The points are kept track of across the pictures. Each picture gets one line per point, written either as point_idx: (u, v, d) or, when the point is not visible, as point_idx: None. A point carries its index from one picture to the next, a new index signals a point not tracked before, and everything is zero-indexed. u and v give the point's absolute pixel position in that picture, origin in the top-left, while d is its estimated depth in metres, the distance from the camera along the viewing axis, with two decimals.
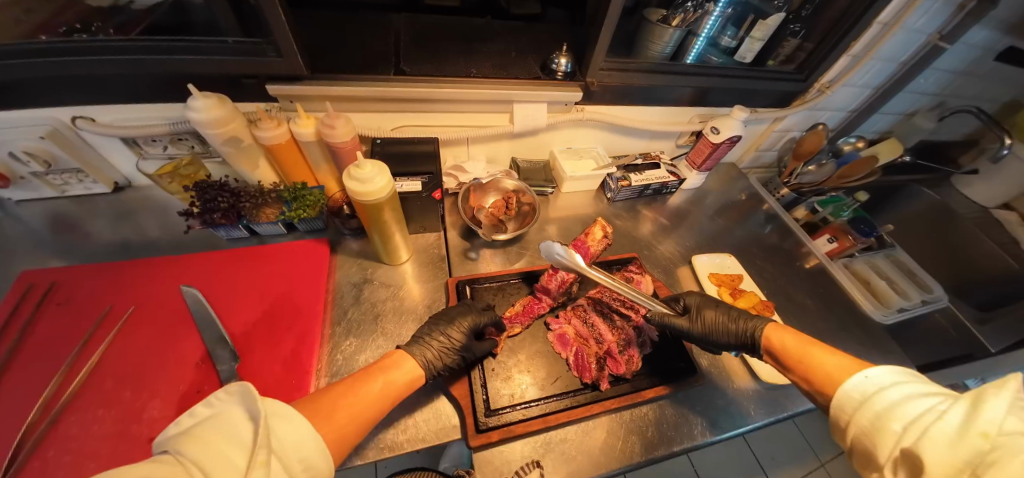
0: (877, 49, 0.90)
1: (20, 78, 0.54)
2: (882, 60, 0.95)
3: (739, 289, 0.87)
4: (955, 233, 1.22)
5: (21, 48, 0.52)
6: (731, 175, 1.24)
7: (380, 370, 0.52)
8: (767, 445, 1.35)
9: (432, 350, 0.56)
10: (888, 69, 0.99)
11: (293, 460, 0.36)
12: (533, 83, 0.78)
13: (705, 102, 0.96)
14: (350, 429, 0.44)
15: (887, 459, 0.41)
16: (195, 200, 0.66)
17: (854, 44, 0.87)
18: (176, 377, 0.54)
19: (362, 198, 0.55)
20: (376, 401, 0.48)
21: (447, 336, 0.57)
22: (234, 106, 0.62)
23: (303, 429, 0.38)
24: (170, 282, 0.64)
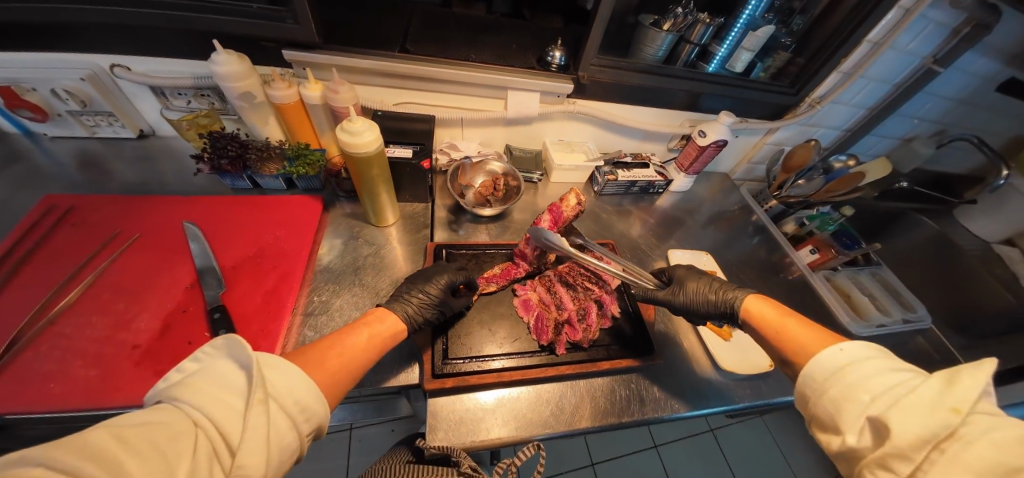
0: (866, 67, 0.92)
1: (70, 22, 0.62)
2: (873, 80, 0.97)
3: None
4: (955, 267, 1.16)
5: None
6: (724, 185, 1.27)
7: (364, 324, 0.54)
8: (747, 468, 1.30)
9: (411, 306, 0.58)
10: (881, 90, 1.01)
11: (289, 403, 0.38)
12: (527, 73, 0.84)
13: (696, 107, 1.00)
14: (339, 378, 0.45)
15: (851, 426, 0.40)
16: (208, 146, 0.72)
17: (844, 60, 0.90)
18: (165, 296, 0.59)
19: (352, 149, 0.60)
20: (361, 350, 0.50)
21: (425, 293, 0.60)
22: (252, 65, 0.69)
23: (297, 376, 0.40)
24: (173, 216, 0.70)
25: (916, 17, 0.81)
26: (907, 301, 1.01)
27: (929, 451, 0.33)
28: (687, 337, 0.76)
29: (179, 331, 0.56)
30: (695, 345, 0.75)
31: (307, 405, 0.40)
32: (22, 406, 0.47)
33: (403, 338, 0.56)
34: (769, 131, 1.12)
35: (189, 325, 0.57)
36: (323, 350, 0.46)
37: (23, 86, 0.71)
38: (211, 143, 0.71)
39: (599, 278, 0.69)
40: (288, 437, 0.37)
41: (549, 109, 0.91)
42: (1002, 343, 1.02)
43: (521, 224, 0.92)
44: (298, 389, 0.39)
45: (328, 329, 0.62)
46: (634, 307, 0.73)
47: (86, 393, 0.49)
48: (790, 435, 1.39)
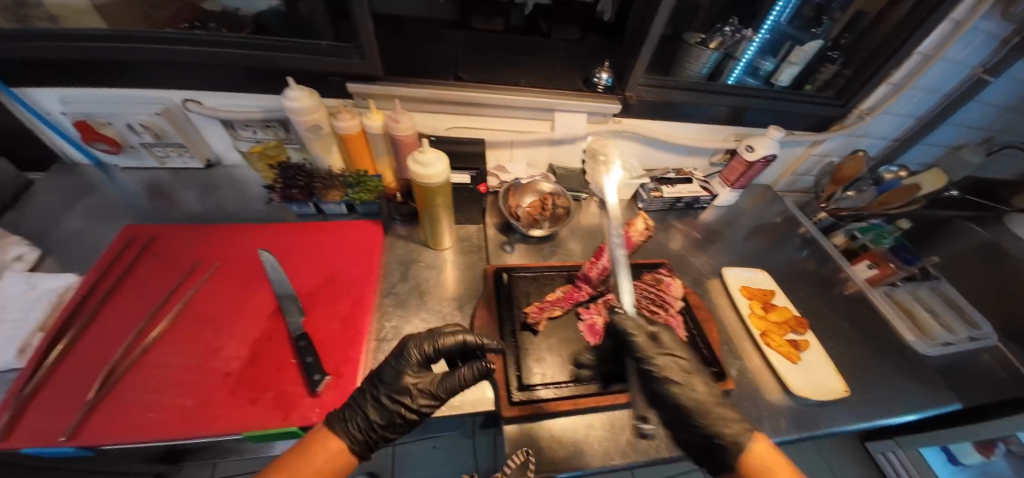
0: (918, 77, 0.89)
1: (143, 61, 0.66)
2: (924, 90, 0.95)
3: (771, 304, 0.87)
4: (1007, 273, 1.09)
5: (155, 36, 0.65)
6: (766, 197, 1.24)
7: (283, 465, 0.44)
8: None
9: (372, 414, 0.52)
10: (930, 99, 0.98)
11: None
12: (576, 94, 0.85)
13: (742, 121, 0.98)
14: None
15: None
16: (279, 177, 0.76)
17: (894, 72, 0.89)
18: (250, 324, 0.62)
19: (421, 180, 0.62)
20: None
21: (389, 391, 0.53)
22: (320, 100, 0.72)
23: None
24: (250, 244, 0.73)
25: (969, 28, 0.79)
26: (971, 318, 0.97)
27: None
28: (751, 359, 0.78)
29: (266, 359, 0.58)
30: (764, 371, 0.76)
31: None
32: (125, 435, 0.49)
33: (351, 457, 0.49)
34: (814, 143, 1.09)
35: (275, 352, 0.59)
36: None
37: (99, 121, 0.75)
38: (283, 174, 0.75)
39: (663, 302, 0.71)
40: None
41: (595, 128, 0.92)
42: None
43: (569, 242, 0.93)
44: None
45: None
46: (697, 330, 0.73)
47: (182, 422, 0.51)
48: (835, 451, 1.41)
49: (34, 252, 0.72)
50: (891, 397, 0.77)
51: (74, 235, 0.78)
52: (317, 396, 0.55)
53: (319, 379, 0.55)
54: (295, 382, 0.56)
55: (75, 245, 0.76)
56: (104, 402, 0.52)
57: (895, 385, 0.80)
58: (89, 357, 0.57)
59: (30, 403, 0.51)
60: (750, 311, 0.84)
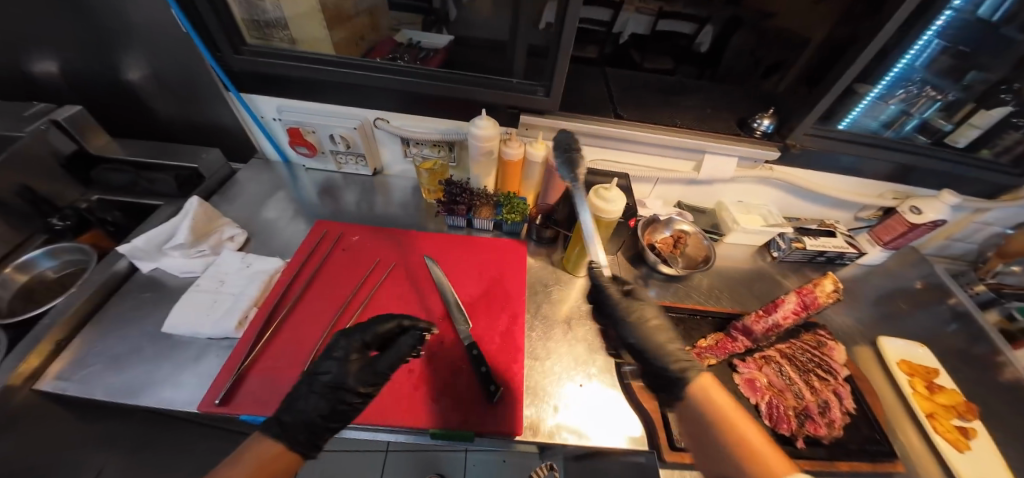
0: None
1: (367, 85, 0.81)
2: None
3: (935, 384, 0.78)
4: None
5: (389, 68, 0.79)
6: (912, 258, 1.06)
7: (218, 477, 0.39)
8: None
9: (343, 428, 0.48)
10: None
11: None
12: (731, 138, 0.85)
13: (907, 180, 0.91)
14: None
15: None
16: (444, 191, 0.85)
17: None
18: (424, 325, 0.68)
19: (596, 214, 0.65)
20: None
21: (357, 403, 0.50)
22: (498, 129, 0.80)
23: None
24: (415, 250, 0.82)
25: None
26: None
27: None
28: (916, 446, 0.68)
29: (441, 362, 0.64)
30: (931, 462, 0.66)
31: None
32: None
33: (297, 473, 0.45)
34: (979, 210, 0.97)
35: (448, 356, 0.64)
36: None
37: (307, 129, 0.91)
38: (449, 190, 0.85)
39: (830, 368, 0.66)
40: None
41: (743, 174, 0.90)
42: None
43: (699, 283, 0.91)
44: None
45: (553, 375, 0.66)
46: (867, 404, 0.66)
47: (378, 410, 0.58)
48: None
49: (242, 234, 0.86)
50: None
51: (271, 222, 0.93)
52: (491, 405, 0.59)
53: (495, 390, 0.59)
54: (468, 388, 0.61)
55: (273, 231, 0.91)
56: None
57: None
58: (296, 335, 0.67)
59: (259, 368, 0.62)
60: (913, 390, 0.75)
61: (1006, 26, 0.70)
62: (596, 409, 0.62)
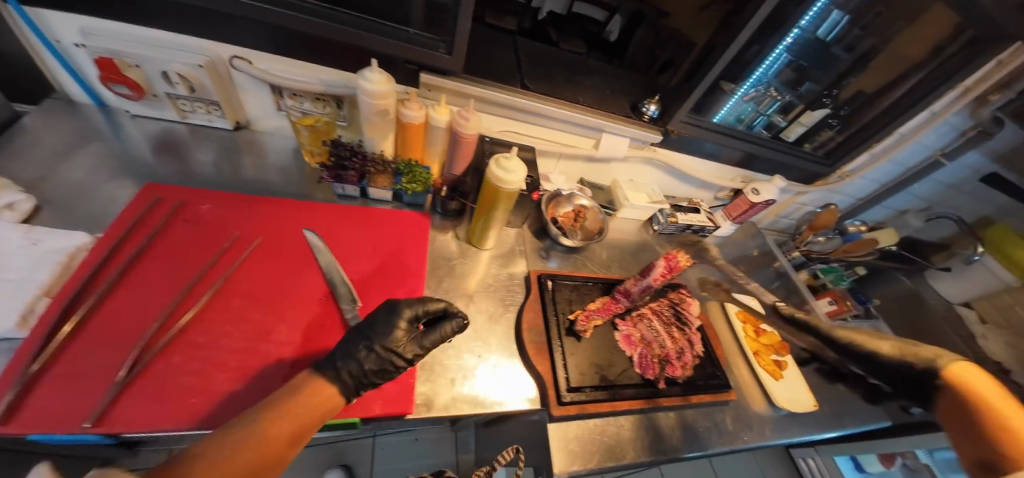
0: (891, 153, 1.09)
1: (219, 10, 0.61)
2: (893, 162, 1.14)
3: (761, 329, 0.96)
4: (927, 322, 1.32)
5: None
6: (752, 231, 1.36)
7: (277, 404, 0.42)
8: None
9: (371, 365, 0.49)
10: (895, 171, 1.18)
11: None
12: (623, 120, 0.92)
13: (750, 166, 1.12)
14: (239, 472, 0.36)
15: None
16: (332, 153, 0.73)
17: (874, 145, 1.07)
18: (301, 309, 0.59)
19: (498, 184, 0.64)
20: (263, 448, 0.38)
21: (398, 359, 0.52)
22: (394, 85, 0.70)
23: None
24: (287, 221, 0.69)
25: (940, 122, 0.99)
26: None
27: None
28: (744, 375, 0.88)
29: (320, 347, 0.57)
30: (751, 383, 0.87)
31: None
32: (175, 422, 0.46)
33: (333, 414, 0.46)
34: (798, 194, 1.24)
35: (328, 341, 0.58)
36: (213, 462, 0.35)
37: (126, 60, 0.66)
38: (334, 153, 0.73)
39: (685, 319, 0.79)
40: None
41: (634, 153, 0.99)
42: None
43: (595, 253, 1.01)
44: None
45: (455, 349, 0.65)
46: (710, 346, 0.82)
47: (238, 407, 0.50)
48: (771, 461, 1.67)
49: (29, 200, 0.60)
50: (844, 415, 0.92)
51: (71, 182, 0.67)
52: (376, 389, 0.55)
53: None
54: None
55: (78, 197, 0.66)
56: (139, 382, 0.48)
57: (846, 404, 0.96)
58: (112, 329, 0.51)
59: (45, 376, 0.45)
60: (745, 333, 0.93)
61: (834, 46, 0.89)
62: (495, 375, 0.64)
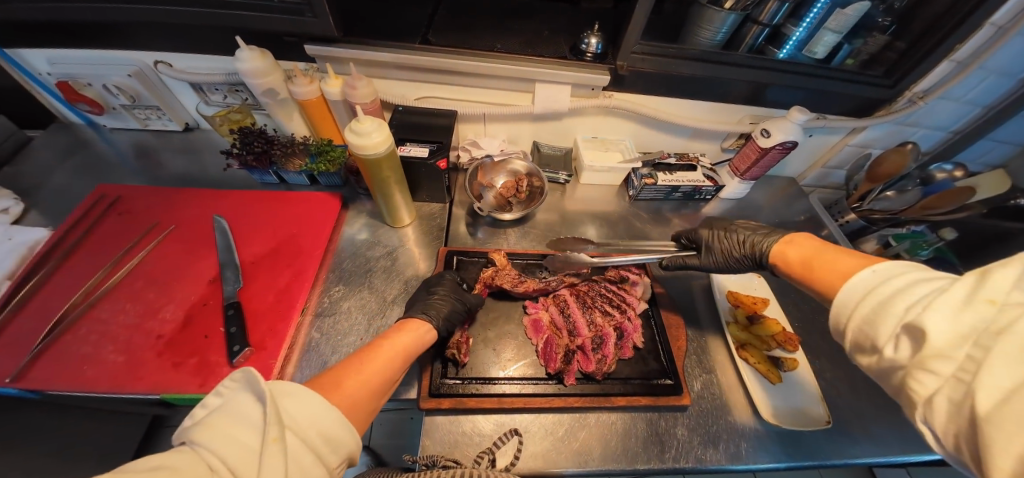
0: (990, 56, 0.68)
1: (116, 21, 0.65)
2: (998, 72, 0.72)
3: (760, 315, 0.71)
4: None
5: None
6: (788, 192, 1.05)
7: (383, 341, 0.50)
8: None
9: (436, 307, 0.59)
10: (1004, 85, 0.75)
11: (312, 433, 0.35)
12: (558, 63, 0.74)
13: (759, 101, 0.82)
14: (374, 379, 0.44)
15: (888, 339, 0.35)
16: (237, 141, 0.74)
17: (957, 48, 0.68)
18: (190, 289, 0.63)
19: (360, 151, 0.58)
20: (386, 364, 0.47)
21: (442, 296, 0.61)
22: (275, 61, 0.68)
23: (316, 403, 0.36)
24: (208, 210, 0.75)
25: None
26: None
27: (974, 347, 0.29)
28: (723, 375, 0.68)
29: (197, 325, 0.59)
30: (733, 385, 0.67)
31: (333, 435, 0.36)
32: (64, 387, 0.51)
33: (428, 339, 0.56)
34: (851, 131, 0.89)
35: (207, 319, 0.59)
36: (338, 374, 0.43)
37: (80, 81, 0.76)
38: (240, 139, 0.73)
39: (621, 304, 0.68)
40: (315, 472, 0.33)
41: (581, 103, 0.82)
42: None
43: (545, 225, 0.88)
44: (316, 414, 0.35)
45: (332, 332, 0.63)
46: (661, 336, 0.69)
47: (114, 375, 0.53)
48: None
49: (18, 206, 0.74)
50: (892, 439, 0.64)
51: (59, 190, 0.81)
52: (234, 367, 0.55)
53: (237, 350, 0.55)
54: (218, 351, 0.56)
55: (63, 200, 0.80)
56: (52, 350, 0.55)
57: (900, 420, 0.66)
58: (45, 307, 0.59)
59: None
60: (731, 320, 0.73)
61: None
62: None
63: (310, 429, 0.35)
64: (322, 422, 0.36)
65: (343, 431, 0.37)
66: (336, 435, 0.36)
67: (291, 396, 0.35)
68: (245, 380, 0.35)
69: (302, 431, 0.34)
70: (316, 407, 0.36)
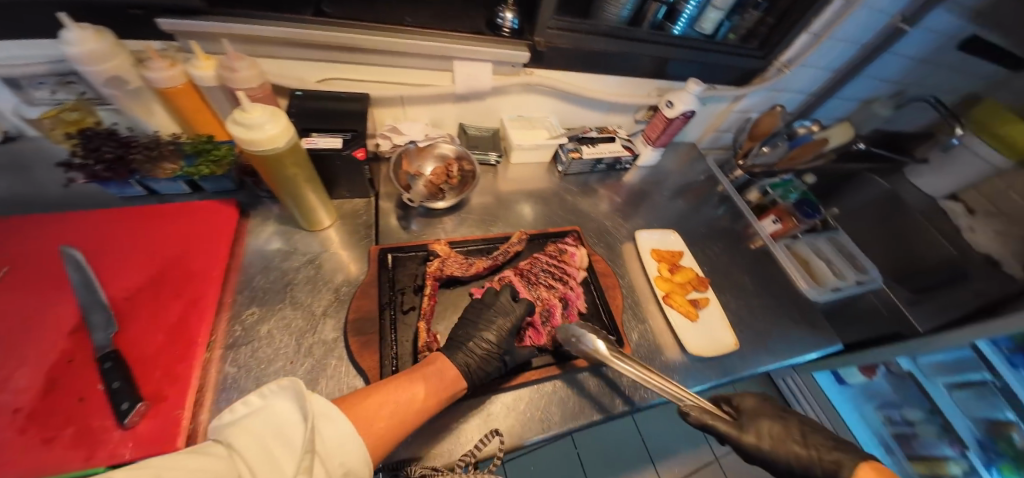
0: (836, 27, 0.84)
1: None
2: (842, 41, 0.89)
3: (678, 266, 0.85)
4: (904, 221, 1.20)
5: None
6: (691, 156, 1.19)
7: (416, 371, 0.50)
8: None
9: (475, 357, 0.55)
10: (849, 52, 0.94)
11: (334, 465, 0.36)
12: (474, 38, 0.70)
13: (664, 75, 0.90)
14: (393, 431, 0.42)
15: None
16: (78, 144, 0.57)
17: (813, 22, 0.82)
18: (44, 347, 0.48)
19: (251, 147, 0.48)
20: (413, 409, 0.45)
21: (489, 342, 0.57)
22: (116, 40, 0.53)
23: (347, 431, 0.37)
24: (57, 243, 0.58)
25: None
26: (861, 264, 1.05)
27: None
28: (657, 323, 0.77)
29: (65, 388, 0.46)
30: (664, 330, 0.76)
31: (351, 469, 0.37)
32: None
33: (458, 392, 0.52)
34: (736, 98, 1.03)
35: (80, 377, 0.47)
36: (375, 401, 0.43)
37: None
38: (81, 145, 0.56)
39: (563, 275, 0.72)
40: None
41: (503, 81, 0.80)
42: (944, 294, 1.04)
43: (481, 209, 0.86)
44: (346, 446, 0.37)
45: (253, 361, 0.55)
46: (601, 300, 0.74)
47: None
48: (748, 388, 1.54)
49: None
50: (782, 347, 0.80)
51: None
52: (127, 429, 0.44)
53: (128, 408, 0.44)
54: (104, 413, 0.44)
55: None
56: None
57: (785, 332, 0.83)
58: None
59: None
60: (657, 274, 0.82)
61: None
62: (307, 381, 0.54)
63: (335, 456, 0.36)
64: (347, 457, 0.37)
65: (361, 467, 0.37)
66: (354, 468, 0.37)
67: (326, 414, 0.37)
68: (291, 392, 0.37)
69: (326, 456, 0.36)
70: (344, 433, 0.37)
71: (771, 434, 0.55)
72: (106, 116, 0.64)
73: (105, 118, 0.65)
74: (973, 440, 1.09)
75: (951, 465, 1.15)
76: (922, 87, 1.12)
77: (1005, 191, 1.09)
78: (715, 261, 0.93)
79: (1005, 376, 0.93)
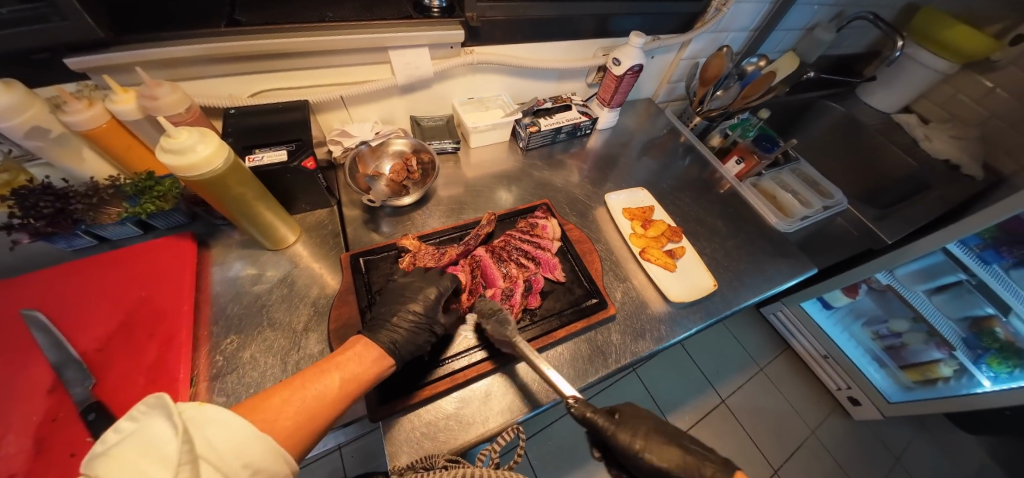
0: None
1: None
2: None
3: (650, 220, 0.86)
4: (864, 141, 1.23)
5: None
6: (649, 111, 1.19)
7: (336, 357, 0.50)
8: (703, 351, 1.50)
9: (400, 330, 0.54)
10: None
11: (235, 465, 0.36)
12: (404, 24, 0.68)
13: (606, 33, 0.89)
14: (303, 426, 0.43)
15: None
16: (12, 204, 0.53)
17: None
18: (25, 410, 0.47)
19: (186, 173, 0.47)
20: (329, 398, 0.45)
21: (413, 312, 0.56)
22: (24, 88, 0.49)
23: (238, 434, 0.37)
24: (12, 306, 0.55)
25: None
26: (823, 189, 1.08)
27: None
28: (637, 279, 0.79)
29: (56, 446, 0.45)
30: (646, 284, 0.78)
31: (259, 465, 0.37)
32: None
33: (385, 371, 0.52)
34: (682, 46, 1.03)
35: (70, 432, 0.46)
36: (278, 401, 0.43)
37: None
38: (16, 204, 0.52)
39: (535, 247, 0.73)
40: None
41: (444, 65, 0.78)
42: (907, 205, 1.08)
43: (448, 199, 0.85)
44: (238, 447, 0.36)
45: (240, 388, 0.54)
46: (579, 266, 0.75)
47: None
48: (740, 325, 1.61)
49: None
50: (759, 281, 0.83)
51: None
52: None
53: None
54: None
55: None
56: None
57: (761, 266, 0.86)
58: None
59: None
60: (632, 231, 0.84)
61: None
62: None
63: (233, 460, 0.36)
64: (246, 453, 0.37)
65: (271, 462, 0.38)
66: (261, 465, 0.37)
67: (213, 423, 0.36)
68: (162, 407, 0.35)
69: (221, 460, 0.36)
70: (236, 438, 0.36)
71: (648, 436, 0.48)
72: (38, 171, 0.60)
73: (37, 173, 0.61)
74: (958, 341, 1.17)
75: (943, 367, 1.24)
76: (861, 4, 1.13)
77: (955, 95, 1.13)
78: (686, 210, 0.95)
79: (977, 272, 0.99)
